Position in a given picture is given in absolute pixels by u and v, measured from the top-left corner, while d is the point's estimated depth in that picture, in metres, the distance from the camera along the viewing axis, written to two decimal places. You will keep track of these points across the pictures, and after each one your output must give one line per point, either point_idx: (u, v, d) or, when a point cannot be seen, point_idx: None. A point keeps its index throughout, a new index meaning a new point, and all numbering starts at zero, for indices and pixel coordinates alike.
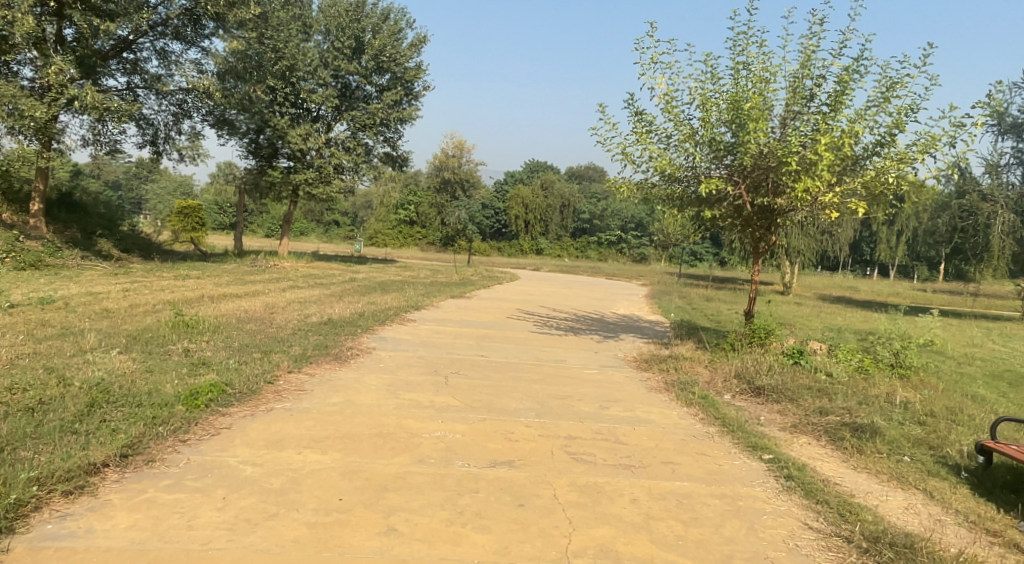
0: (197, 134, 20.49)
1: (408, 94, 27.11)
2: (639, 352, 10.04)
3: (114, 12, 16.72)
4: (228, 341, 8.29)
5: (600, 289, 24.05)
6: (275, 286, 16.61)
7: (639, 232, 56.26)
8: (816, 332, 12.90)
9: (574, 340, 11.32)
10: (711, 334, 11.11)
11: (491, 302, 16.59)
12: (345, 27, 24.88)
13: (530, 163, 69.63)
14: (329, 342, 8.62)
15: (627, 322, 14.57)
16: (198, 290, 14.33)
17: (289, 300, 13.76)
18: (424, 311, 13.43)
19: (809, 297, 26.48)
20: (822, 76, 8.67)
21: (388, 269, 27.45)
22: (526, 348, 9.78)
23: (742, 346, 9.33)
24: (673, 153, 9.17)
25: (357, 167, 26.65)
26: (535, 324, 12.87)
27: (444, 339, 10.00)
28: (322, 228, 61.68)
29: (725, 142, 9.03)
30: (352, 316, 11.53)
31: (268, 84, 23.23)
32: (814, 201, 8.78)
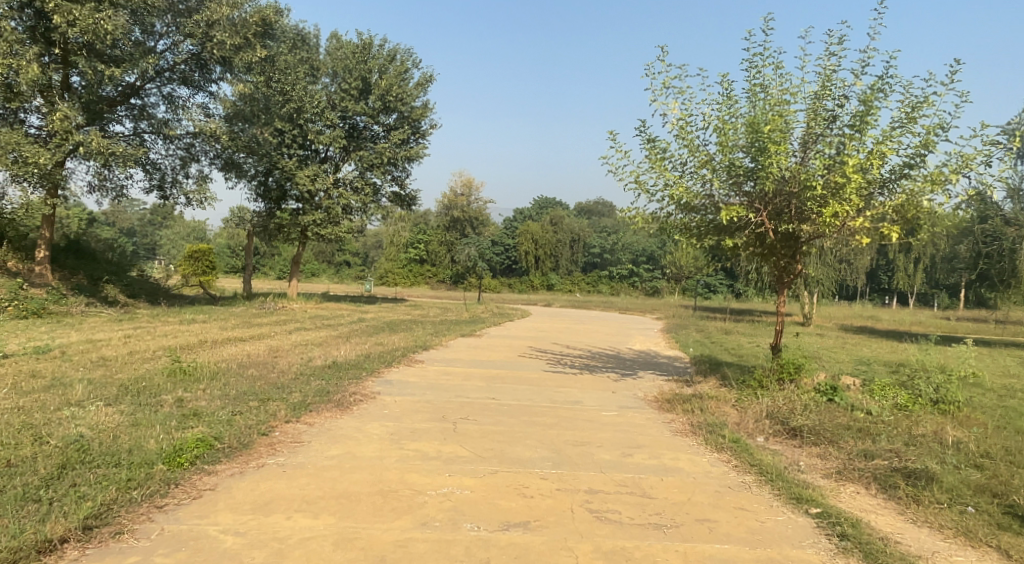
0: (205, 177, 20.27)
1: (416, 133, 27.00)
2: (660, 391, 9.49)
3: (119, 58, 16.43)
4: (225, 388, 7.84)
5: (615, 325, 23.48)
6: (282, 328, 16.21)
7: (651, 265, 55.73)
8: (845, 366, 12.29)
9: (590, 379, 10.78)
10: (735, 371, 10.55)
11: (503, 340, 16.11)
12: (352, 68, 24.90)
13: (539, 199, 69.66)
14: (332, 387, 8.14)
15: (645, 358, 13.99)
16: (201, 334, 13.94)
17: (294, 343, 13.33)
18: (433, 351, 12.95)
19: (830, 327, 25.79)
20: (845, 96, 8.27)
21: (398, 308, 27.08)
22: (540, 389, 9.24)
23: (771, 383, 8.78)
24: (689, 181, 8.73)
25: (366, 207, 26.49)
26: (548, 362, 12.35)
27: (454, 381, 9.50)
28: (333, 268, 61.65)
29: (744, 167, 8.59)
30: (358, 358, 11.06)
31: (276, 127, 23.12)
32: (842, 226, 8.30)
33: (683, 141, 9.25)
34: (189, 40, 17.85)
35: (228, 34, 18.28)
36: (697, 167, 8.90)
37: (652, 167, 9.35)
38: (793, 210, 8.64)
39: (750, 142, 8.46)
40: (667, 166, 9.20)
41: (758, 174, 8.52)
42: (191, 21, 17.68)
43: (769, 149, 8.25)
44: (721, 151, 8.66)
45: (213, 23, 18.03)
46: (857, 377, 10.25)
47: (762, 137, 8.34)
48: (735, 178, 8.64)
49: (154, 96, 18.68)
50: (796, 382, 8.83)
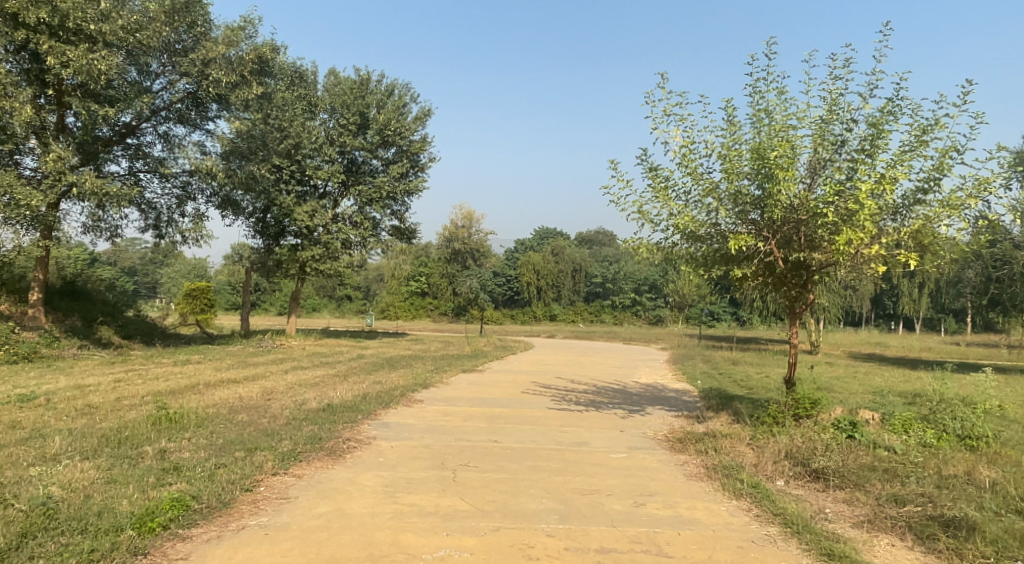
0: (200, 215, 19.98)
1: (415, 166, 26.83)
2: (671, 429, 9.05)
3: (114, 98, 15.98)
4: (212, 437, 7.43)
5: (620, 356, 23.04)
6: (279, 367, 15.83)
7: (654, 294, 55.34)
8: (860, 398, 11.87)
9: (596, 416, 10.37)
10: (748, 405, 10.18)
11: (506, 375, 15.70)
12: (349, 104, 24.76)
13: (540, 230, 69.51)
14: (325, 432, 7.76)
15: (652, 393, 13.52)
16: (195, 376, 13.55)
17: (291, 383, 12.93)
18: (433, 389, 12.55)
19: (840, 356, 25.27)
20: (854, 119, 7.97)
21: (399, 343, 26.69)
22: (544, 428, 8.84)
23: (787, 419, 8.42)
24: (694, 211, 8.42)
25: (365, 241, 26.26)
26: (552, 398, 11.94)
27: (454, 422, 9.10)
28: (334, 303, 61.26)
29: (751, 195, 8.27)
30: (355, 399, 10.63)
31: (274, 164, 22.87)
32: (855, 255, 7.97)
33: (686, 168, 8.95)
34: (185, 80, 17.46)
35: (224, 71, 17.81)
36: (702, 195, 8.59)
37: (654, 196, 9.04)
38: (802, 238, 8.33)
39: (755, 168, 8.15)
40: (669, 194, 8.89)
41: (765, 202, 8.20)
42: (186, 59, 17.31)
43: (776, 176, 7.94)
44: (726, 178, 8.35)
45: (209, 62, 17.55)
46: (874, 410, 9.86)
47: (768, 163, 8.03)
48: (741, 206, 8.32)
49: (150, 135, 18.36)
50: (813, 417, 8.46)
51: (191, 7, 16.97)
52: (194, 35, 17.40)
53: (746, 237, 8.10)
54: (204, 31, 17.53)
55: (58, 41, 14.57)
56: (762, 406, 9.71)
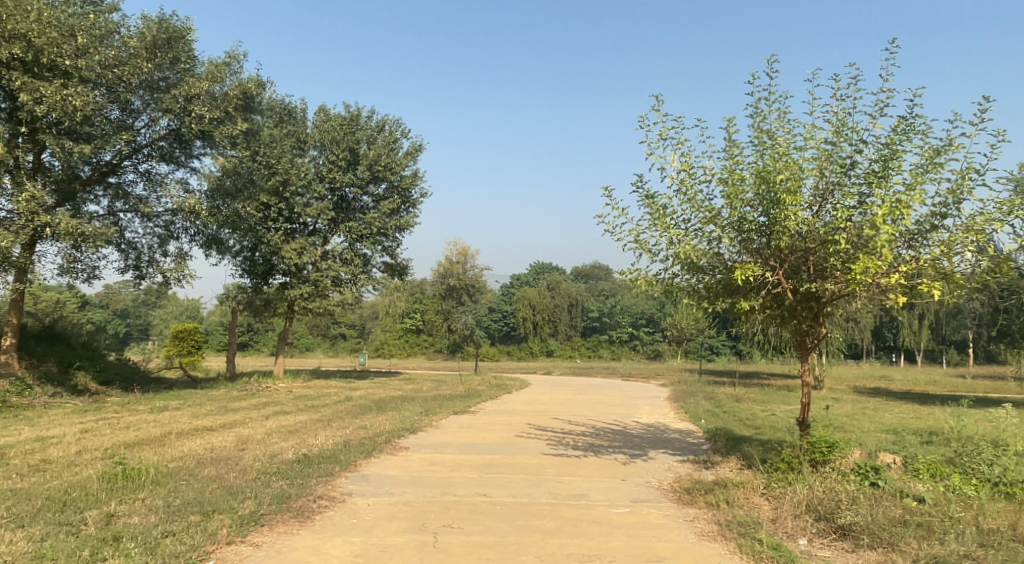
0: (184, 254, 19.14)
1: (406, 202, 26.35)
2: (676, 477, 8.37)
3: (91, 134, 15.32)
4: (168, 498, 6.72)
5: (618, 394, 22.28)
6: (262, 413, 15.08)
7: (652, 328, 54.65)
8: (874, 439, 11.21)
9: (595, 462, 9.66)
10: (760, 450, 9.53)
11: (499, 416, 14.96)
12: (339, 140, 24.16)
13: (535, 264, 69.12)
14: (295, 489, 7.06)
15: (654, 434, 12.80)
16: (169, 425, 12.77)
17: (270, 431, 12.18)
18: (421, 434, 11.81)
19: (845, 391, 24.62)
20: (864, 140, 7.44)
21: (391, 383, 25.95)
22: (538, 479, 8.14)
23: (803, 466, 7.83)
24: (695, 239, 7.83)
25: (356, 278, 25.68)
26: (547, 442, 11.22)
27: (440, 473, 8.39)
28: (328, 343, 60.41)
29: (756, 221, 7.68)
30: (336, 448, 9.90)
31: (262, 201, 22.25)
32: (871, 284, 7.38)
33: (684, 196, 8.39)
34: (167, 117, 16.63)
35: (208, 107, 17.16)
36: (703, 223, 8.00)
37: (652, 225, 8.47)
38: (812, 268, 7.76)
39: (760, 193, 7.58)
40: (668, 223, 8.31)
41: (772, 229, 7.62)
42: (168, 95, 16.54)
43: (783, 201, 7.38)
44: (729, 203, 7.76)
45: (192, 98, 16.90)
46: (894, 452, 9.22)
47: (773, 187, 7.47)
48: (746, 234, 7.72)
49: (132, 173, 17.53)
50: (832, 464, 7.88)
51: (174, 43, 16.50)
52: (178, 71, 16.79)
53: (753, 267, 7.50)
54: (187, 67, 16.92)
55: (32, 76, 14.05)
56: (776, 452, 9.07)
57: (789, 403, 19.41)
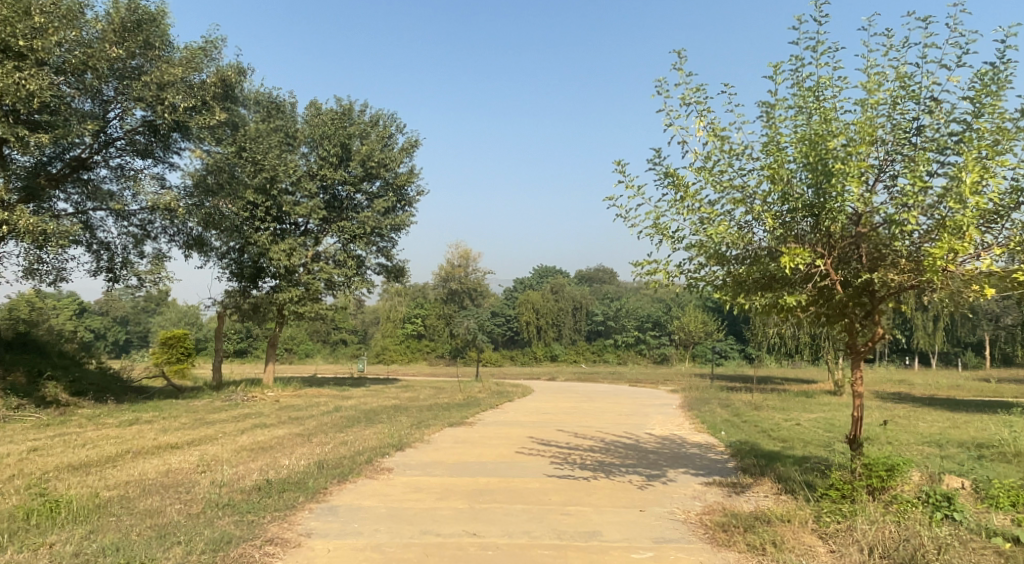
0: (161, 254, 17.63)
1: (401, 201, 25.07)
2: (706, 508, 7.06)
3: (51, 123, 13.92)
4: (80, 544, 5.45)
5: (627, 401, 20.88)
6: (240, 426, 13.78)
7: (658, 331, 53.13)
8: (923, 455, 9.87)
9: (607, 485, 8.33)
10: (804, 475, 8.21)
11: (498, 429, 13.61)
12: (330, 135, 22.75)
13: (539, 268, 67.81)
14: (240, 529, 5.76)
15: (671, 449, 11.44)
16: (129, 441, 11.45)
17: (240, 448, 10.85)
18: (409, 451, 10.47)
19: (868, 398, 23.18)
20: (936, 97, 6.08)
21: (387, 390, 24.65)
22: (539, 510, 6.82)
23: (859, 493, 6.67)
24: (727, 220, 6.50)
25: (349, 281, 24.51)
26: (551, 460, 9.87)
27: (423, 504, 7.06)
28: (328, 349, 59.31)
29: (802, 196, 6.36)
30: (308, 471, 8.58)
31: (248, 200, 20.88)
32: (947, 272, 6.04)
33: (713, 169, 7.05)
34: (140, 106, 15.29)
35: (184, 96, 15.83)
36: (737, 199, 6.66)
37: (674, 207, 7.19)
38: (865, 258, 6.58)
39: (807, 161, 6.24)
40: (694, 202, 7.01)
41: (822, 206, 6.29)
42: (139, 83, 15.19)
43: (836, 171, 6.04)
44: (769, 176, 6.43)
45: (166, 85, 15.51)
46: (960, 473, 7.89)
47: (824, 154, 6.15)
48: (790, 213, 6.39)
49: (104, 168, 16.08)
50: (893, 490, 6.73)
51: (145, 26, 15.17)
52: (151, 58, 15.47)
53: (802, 252, 6.17)
54: (161, 54, 15.60)
55: None
56: (822, 477, 7.80)
57: (811, 412, 18.06)
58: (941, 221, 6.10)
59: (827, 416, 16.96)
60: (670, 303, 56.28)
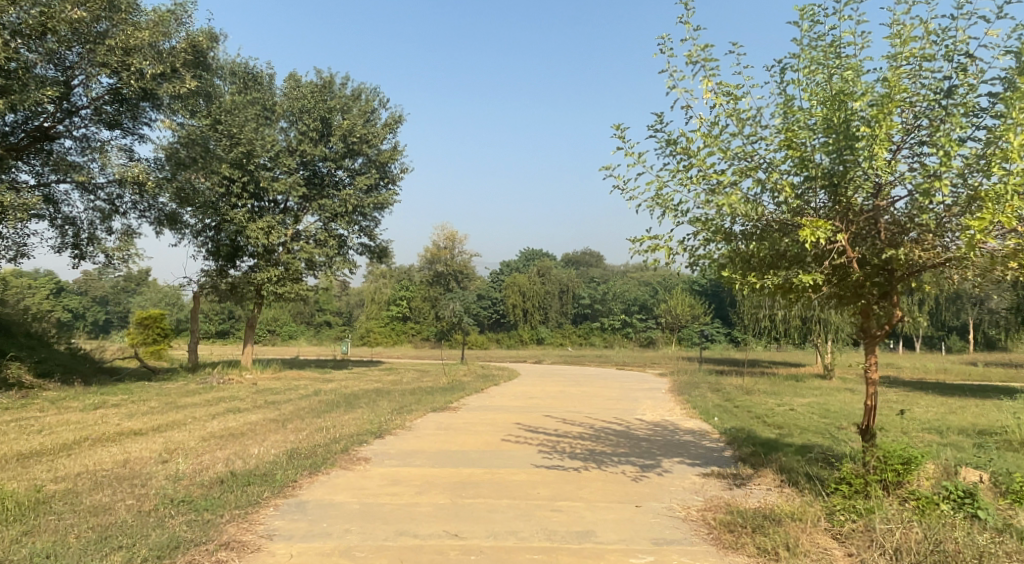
0: (131, 230, 16.82)
1: (384, 178, 24.29)
2: (708, 504, 6.54)
3: (7, 88, 13.01)
4: (7, 549, 4.82)
5: (615, 385, 20.38)
6: (212, 410, 13.13)
7: (645, 314, 52.38)
8: (929, 445, 9.39)
9: (599, 477, 7.79)
10: (812, 466, 7.70)
11: (483, 415, 13.04)
12: (310, 108, 21.89)
13: (526, 251, 67.23)
14: (192, 532, 5.15)
15: (664, 437, 10.93)
16: (90, 427, 10.76)
17: (208, 435, 10.21)
18: (388, 439, 9.87)
19: (859, 384, 22.86)
20: (971, 54, 5.50)
21: (370, 374, 24.06)
22: (527, 507, 6.25)
23: (874, 488, 6.17)
24: (739, 191, 5.88)
25: (330, 261, 23.83)
26: (538, 449, 9.31)
27: (400, 499, 6.46)
28: (312, 331, 58.62)
29: (823, 164, 5.75)
30: (277, 462, 7.96)
31: (224, 175, 20.05)
32: (980, 247, 5.52)
33: (721, 136, 6.42)
34: (104, 72, 14.41)
35: (151, 61, 14.95)
36: (749, 167, 6.03)
37: (676, 177, 6.58)
38: (885, 235, 6.06)
39: (828, 125, 5.63)
40: (701, 172, 6.39)
41: (844, 175, 5.70)
42: (103, 47, 14.29)
43: (861, 135, 5.46)
44: (787, 141, 5.82)
45: (132, 50, 14.69)
46: (976, 465, 7.41)
47: (848, 117, 5.54)
48: (808, 183, 5.78)
49: (68, 139, 15.23)
50: (910, 486, 6.22)
51: None
52: (115, 20, 14.55)
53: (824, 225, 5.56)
54: (127, 16, 14.68)
55: None
56: (831, 470, 7.30)
57: (804, 397, 17.64)
58: (974, 192, 5.56)
59: (820, 401, 16.55)
60: (657, 287, 55.91)
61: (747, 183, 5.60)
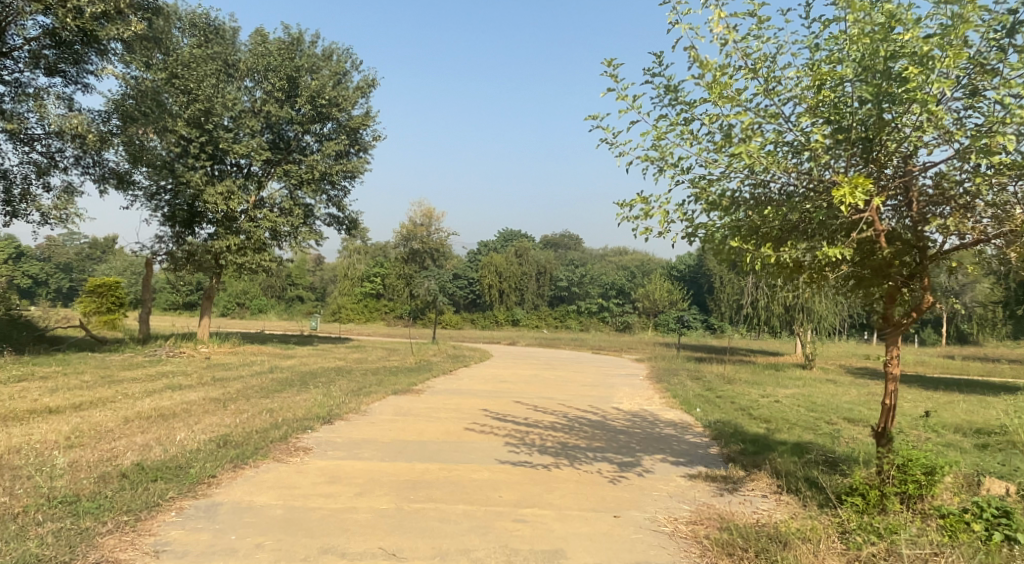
0: (71, 188, 15.43)
1: (355, 145, 23.00)
2: (698, 515, 5.60)
3: None
4: None
5: (591, 371, 19.45)
6: (150, 386, 11.95)
7: (622, 299, 51.62)
8: (935, 446, 8.51)
9: (572, 477, 6.83)
10: (818, 472, 6.79)
11: (447, 399, 12.00)
12: (276, 67, 20.49)
13: (505, 232, 66.01)
14: (55, 548, 4.09)
15: (643, 429, 9.99)
16: (3, 403, 9.55)
17: (134, 416, 9.07)
18: (338, 426, 8.81)
19: (841, 375, 22.18)
20: None
21: (334, 351, 22.93)
22: (485, 516, 5.27)
23: (892, 502, 5.27)
24: (756, 143, 4.83)
25: (295, 232, 22.61)
26: (505, 441, 8.31)
27: (335, 503, 5.44)
28: (283, 305, 57.18)
29: (859, 112, 4.69)
30: (200, 451, 6.87)
31: (179, 134, 18.70)
32: None
33: (734, 82, 5.36)
34: (37, 9, 12.93)
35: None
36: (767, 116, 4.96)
37: (676, 129, 5.53)
38: (916, 206, 5.22)
39: (867, 65, 4.57)
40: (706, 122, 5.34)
41: (883, 128, 4.67)
42: None
43: (909, 77, 4.39)
44: (815, 84, 4.77)
45: None
46: (999, 473, 6.52)
47: (894, 55, 4.48)
48: (840, 136, 4.73)
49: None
50: (934, 502, 5.30)
51: None
52: None
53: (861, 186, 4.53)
54: None
55: None
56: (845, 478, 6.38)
57: (787, 388, 16.85)
58: None
59: (805, 393, 15.75)
60: (635, 271, 55.15)
61: (763, 132, 4.57)
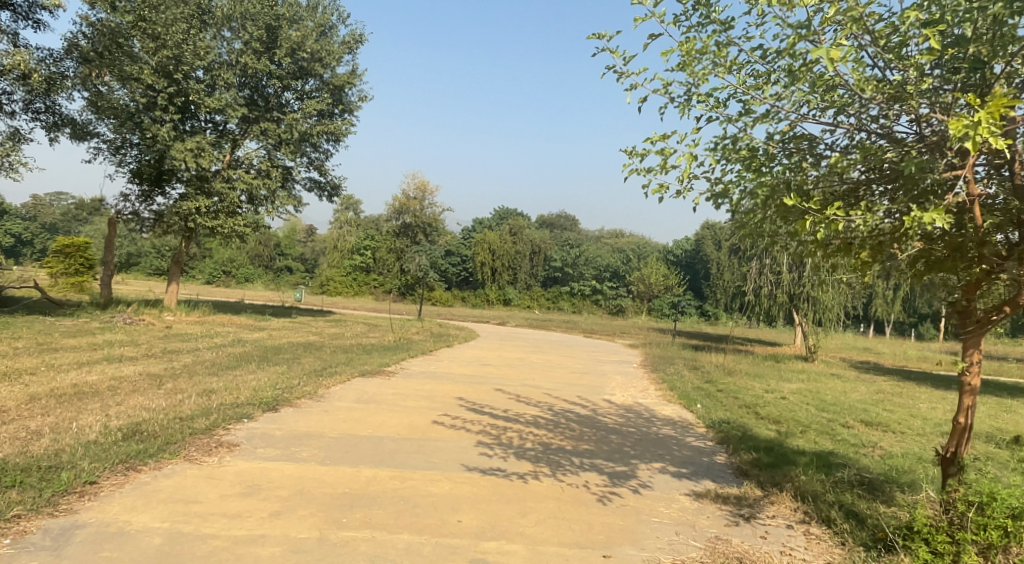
0: (19, 134, 13.99)
1: (339, 106, 21.59)
2: (711, 557, 4.34)
3: None
4: None
5: (582, 356, 18.20)
6: (86, 358, 10.61)
7: (616, 282, 50.95)
8: (981, 462, 7.25)
9: (554, 492, 5.56)
10: (858, 502, 5.51)
11: (419, 384, 10.71)
12: (255, 15, 19.02)
13: (501, 210, 64.42)
14: None
15: (638, 428, 8.72)
16: None
17: (44, 393, 7.74)
18: (282, 414, 7.51)
19: (844, 369, 21.05)
20: None
21: (312, 325, 21.67)
22: (436, 556, 4.00)
23: (969, 555, 3.97)
24: (834, 56, 3.46)
25: (272, 196, 21.19)
26: (478, 440, 7.02)
27: (238, 528, 4.16)
28: (271, 276, 55.78)
29: (982, 14, 3.30)
30: (92, 445, 5.55)
31: (146, 82, 17.20)
32: None
33: None
34: None
35: None
36: (846, 20, 3.57)
37: (710, 46, 4.16)
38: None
39: None
40: None
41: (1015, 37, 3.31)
42: None
43: None
44: None
45: None
46: None
47: None
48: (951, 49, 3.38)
49: None
50: None
51: None
52: None
53: (990, 112, 3.14)
54: None
55: None
56: (896, 515, 5.11)
57: (791, 382, 15.65)
58: None
59: (811, 389, 14.54)
60: (630, 254, 53.91)
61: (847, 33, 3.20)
